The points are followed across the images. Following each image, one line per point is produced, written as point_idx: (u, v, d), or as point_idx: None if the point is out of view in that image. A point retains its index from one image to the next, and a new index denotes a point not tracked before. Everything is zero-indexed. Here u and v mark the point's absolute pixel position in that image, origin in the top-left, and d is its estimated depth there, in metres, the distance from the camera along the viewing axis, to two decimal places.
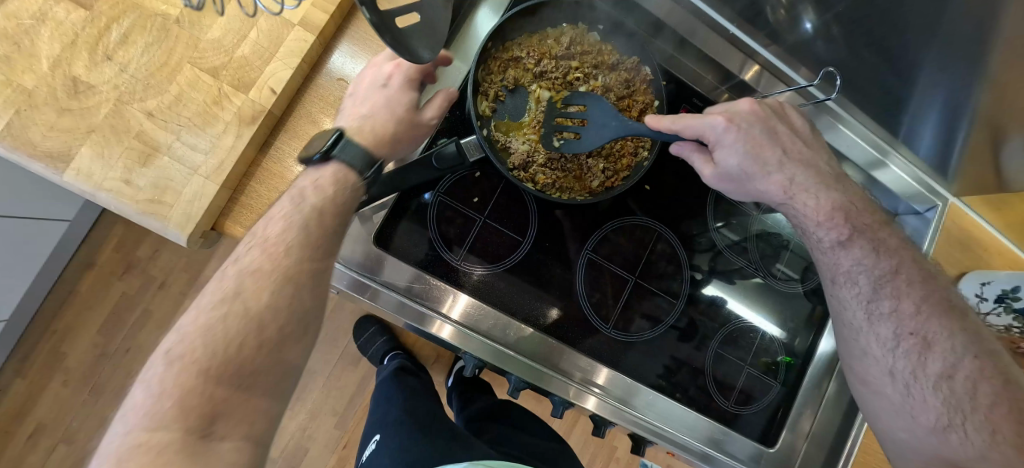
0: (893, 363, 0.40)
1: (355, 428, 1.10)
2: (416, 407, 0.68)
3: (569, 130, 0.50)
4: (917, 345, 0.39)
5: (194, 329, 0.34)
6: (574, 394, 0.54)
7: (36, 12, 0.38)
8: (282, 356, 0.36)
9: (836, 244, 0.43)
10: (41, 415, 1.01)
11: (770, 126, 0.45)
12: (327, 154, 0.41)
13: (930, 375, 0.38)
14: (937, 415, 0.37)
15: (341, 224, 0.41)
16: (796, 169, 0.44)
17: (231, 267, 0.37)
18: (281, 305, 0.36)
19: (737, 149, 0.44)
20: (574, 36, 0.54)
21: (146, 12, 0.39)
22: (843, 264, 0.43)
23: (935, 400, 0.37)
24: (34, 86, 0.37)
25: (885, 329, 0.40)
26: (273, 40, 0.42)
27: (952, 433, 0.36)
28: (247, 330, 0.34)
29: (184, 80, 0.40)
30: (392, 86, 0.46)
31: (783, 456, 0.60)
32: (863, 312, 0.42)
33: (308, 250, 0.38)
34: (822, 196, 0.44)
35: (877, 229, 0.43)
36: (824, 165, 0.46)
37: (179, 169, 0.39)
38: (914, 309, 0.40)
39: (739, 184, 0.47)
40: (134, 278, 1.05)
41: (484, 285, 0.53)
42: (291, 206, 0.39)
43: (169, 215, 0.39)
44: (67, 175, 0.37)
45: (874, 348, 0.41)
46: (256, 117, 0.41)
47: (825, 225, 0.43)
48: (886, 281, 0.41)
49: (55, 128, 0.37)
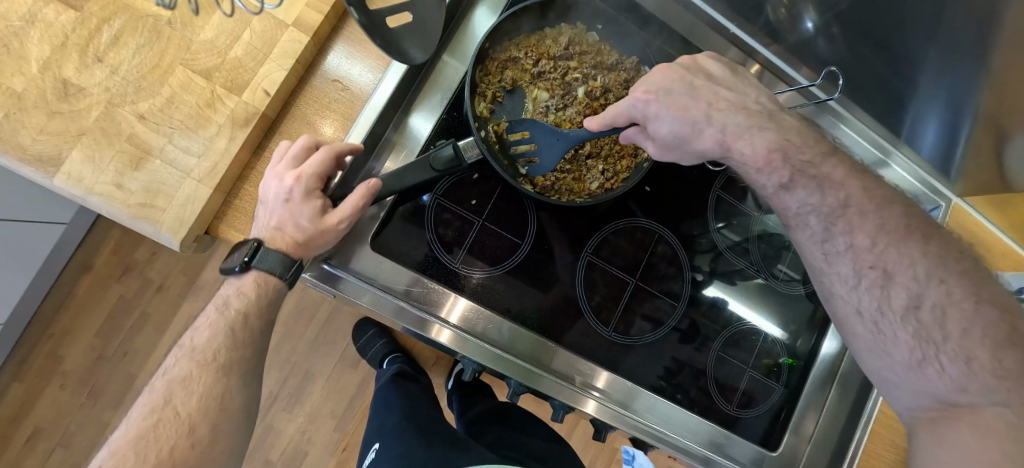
0: (859, 301, 0.36)
1: (354, 430, 1.09)
2: (415, 412, 0.67)
3: (525, 158, 0.50)
4: (877, 279, 0.34)
5: (124, 442, 0.37)
6: (573, 398, 0.52)
7: (25, 14, 0.37)
8: (214, 449, 0.40)
9: (779, 189, 0.39)
10: (39, 418, 1.01)
11: (688, 80, 0.41)
12: (247, 265, 0.41)
13: (895, 309, 0.33)
14: (909, 349, 0.33)
15: (268, 321, 0.44)
16: (726, 116, 0.40)
17: (161, 380, 0.41)
18: (210, 406, 0.40)
19: (665, 115, 0.41)
20: (573, 35, 0.53)
21: (138, 13, 0.39)
22: (792, 206, 0.39)
23: (905, 332, 0.33)
24: (23, 88, 0.36)
25: (845, 268, 0.36)
26: (267, 41, 0.41)
27: (929, 366, 0.32)
28: (178, 436, 0.38)
29: (176, 82, 0.39)
30: (299, 197, 0.40)
31: (786, 460, 0.60)
32: (821, 253, 0.38)
33: (237, 348, 0.42)
34: (758, 140, 0.39)
35: (820, 162, 0.38)
36: (757, 103, 0.41)
37: (172, 173, 0.39)
38: (869, 243, 0.35)
39: (681, 148, 0.44)
40: (131, 280, 1.04)
41: (482, 288, 0.52)
42: (217, 314, 0.43)
43: (161, 219, 0.38)
44: (57, 179, 0.37)
45: (841, 288, 0.37)
46: (250, 119, 0.40)
47: (766, 170, 0.39)
48: (837, 216, 0.37)
49: (45, 131, 0.37)
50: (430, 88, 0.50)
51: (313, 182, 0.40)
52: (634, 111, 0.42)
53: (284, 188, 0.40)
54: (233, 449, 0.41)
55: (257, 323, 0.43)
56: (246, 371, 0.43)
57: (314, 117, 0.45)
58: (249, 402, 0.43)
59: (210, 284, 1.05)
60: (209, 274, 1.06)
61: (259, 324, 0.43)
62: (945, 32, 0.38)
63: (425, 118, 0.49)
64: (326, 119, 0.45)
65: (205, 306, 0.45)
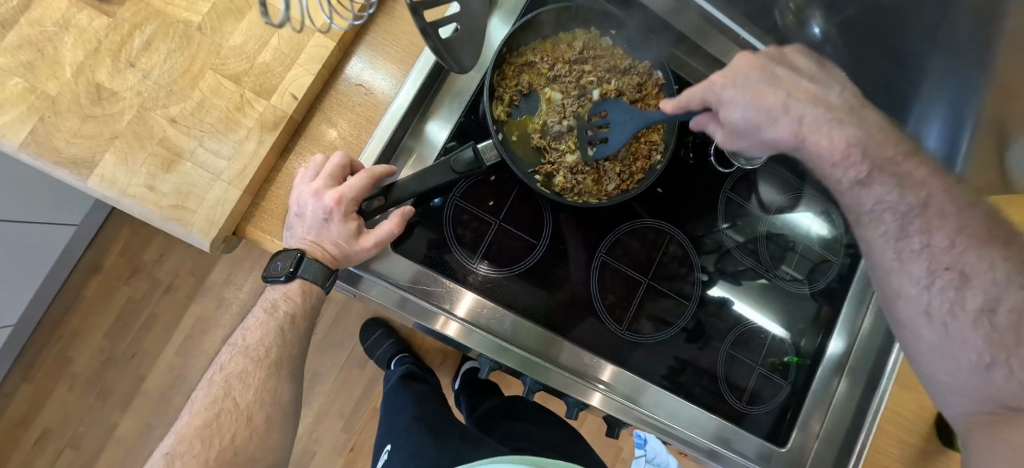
0: (929, 300, 0.32)
1: (362, 430, 1.10)
2: (427, 410, 0.68)
3: (597, 138, 0.50)
4: (953, 280, 0.31)
5: (189, 430, 0.40)
6: (583, 392, 0.54)
7: (60, 19, 0.39)
8: (269, 437, 0.43)
9: (857, 183, 0.35)
10: (48, 420, 1.01)
11: (770, 69, 0.39)
12: (292, 274, 0.42)
13: (970, 310, 0.30)
14: (979, 354, 0.29)
15: (314, 322, 0.46)
16: (806, 107, 0.37)
17: (218, 374, 0.43)
18: (266, 398, 0.43)
19: (739, 100, 0.39)
20: (587, 41, 0.55)
21: (169, 19, 0.41)
22: (866, 202, 0.35)
23: (979, 338, 0.30)
24: (57, 93, 0.39)
25: (916, 267, 0.32)
26: (294, 47, 0.44)
27: (999, 374, 0.29)
28: (239, 425, 0.41)
29: (206, 86, 0.42)
30: (338, 218, 0.41)
31: (794, 456, 0.61)
32: (891, 251, 0.34)
33: (288, 345, 0.44)
34: (836, 132, 0.36)
35: (902, 159, 0.34)
36: (838, 97, 0.38)
37: (202, 175, 0.41)
38: (947, 242, 0.31)
39: (752, 139, 0.42)
40: (140, 282, 1.05)
41: (496, 287, 0.53)
42: (267, 315, 0.45)
43: (192, 220, 0.40)
44: (91, 181, 0.39)
45: (908, 287, 0.33)
46: (278, 123, 0.43)
47: (841, 164, 0.36)
48: (913, 215, 0.33)
49: (79, 134, 0.39)
50: (447, 92, 0.50)
51: (352, 203, 0.42)
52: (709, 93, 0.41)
53: (323, 207, 0.41)
54: (285, 438, 0.44)
55: (302, 326, 0.45)
56: (294, 368, 0.45)
57: (338, 119, 0.47)
58: (296, 394, 0.46)
59: (217, 285, 1.06)
60: (216, 275, 1.06)
61: (304, 326, 0.45)
62: None
63: (442, 125, 0.50)
64: (350, 122, 0.47)
65: (254, 305, 0.46)
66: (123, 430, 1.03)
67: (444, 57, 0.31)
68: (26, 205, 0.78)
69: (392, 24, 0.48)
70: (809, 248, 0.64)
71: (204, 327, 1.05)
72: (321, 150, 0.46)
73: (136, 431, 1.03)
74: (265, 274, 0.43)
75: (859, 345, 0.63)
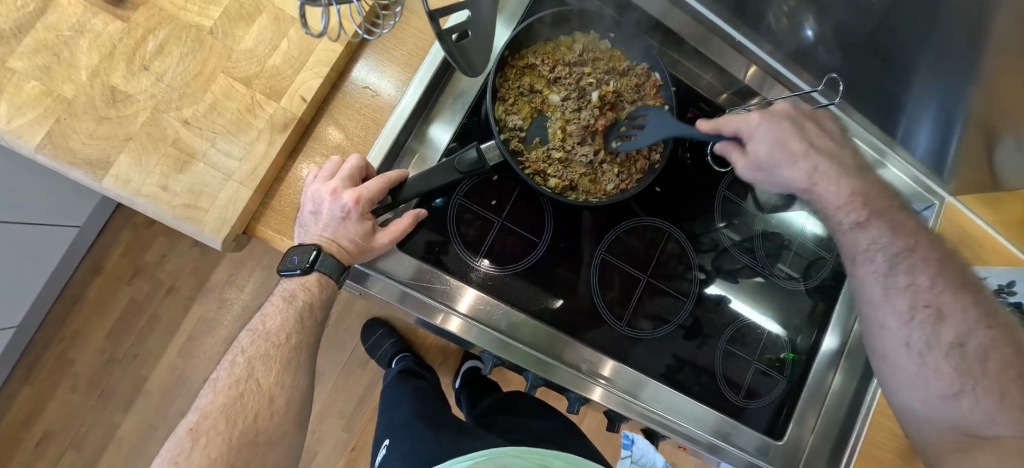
0: (910, 334, 0.39)
1: (363, 430, 1.10)
2: (428, 404, 0.69)
3: (627, 134, 0.51)
4: (931, 318, 0.39)
5: (214, 407, 0.41)
6: (584, 388, 0.54)
7: (75, 24, 0.40)
8: (286, 418, 0.44)
9: (853, 226, 0.44)
10: (50, 420, 1.02)
11: (800, 123, 0.47)
12: (308, 268, 0.43)
13: (944, 343, 0.38)
14: (949, 383, 0.37)
15: (324, 315, 0.47)
16: (820, 159, 0.45)
17: (240, 355, 0.44)
18: (287, 382, 0.44)
19: (767, 137, 0.45)
20: (586, 43, 0.56)
21: (182, 23, 0.42)
22: (862, 242, 0.44)
23: (948, 368, 0.37)
24: (73, 95, 0.40)
25: (900, 303, 0.40)
26: (303, 50, 0.45)
27: (964, 400, 0.36)
28: (261, 406, 0.42)
29: (218, 88, 0.43)
30: (355, 217, 0.43)
31: (790, 450, 0.63)
32: (879, 287, 0.42)
33: (305, 331, 0.45)
34: (844, 183, 0.44)
35: (894, 212, 0.44)
36: (850, 158, 0.47)
37: (214, 175, 0.42)
38: (928, 284, 0.40)
39: (767, 174, 0.47)
40: (142, 282, 1.05)
41: (498, 284, 0.54)
42: (285, 303, 0.45)
43: (205, 219, 0.41)
44: (106, 181, 0.40)
45: (889, 321, 0.41)
46: (288, 124, 0.44)
47: (845, 209, 0.44)
48: (902, 257, 0.41)
49: (94, 135, 0.40)
50: (451, 94, 0.52)
51: (369, 204, 0.43)
52: (740, 126, 0.46)
53: (340, 205, 0.42)
54: (301, 421, 0.45)
55: (320, 316, 0.46)
56: (312, 353, 0.46)
57: (345, 121, 0.48)
58: (313, 378, 0.47)
59: (220, 286, 1.06)
60: (219, 276, 1.07)
61: (320, 315, 0.46)
62: (940, 40, 0.41)
63: (446, 127, 0.51)
64: (356, 123, 0.48)
65: (272, 292, 0.47)
66: (125, 431, 1.03)
67: (461, 63, 0.32)
68: (33, 205, 0.79)
69: (397, 28, 0.49)
70: (803, 246, 0.65)
71: (207, 328, 1.06)
72: (328, 151, 0.47)
73: (137, 431, 1.04)
74: (279, 265, 0.44)
75: (853, 341, 0.65)
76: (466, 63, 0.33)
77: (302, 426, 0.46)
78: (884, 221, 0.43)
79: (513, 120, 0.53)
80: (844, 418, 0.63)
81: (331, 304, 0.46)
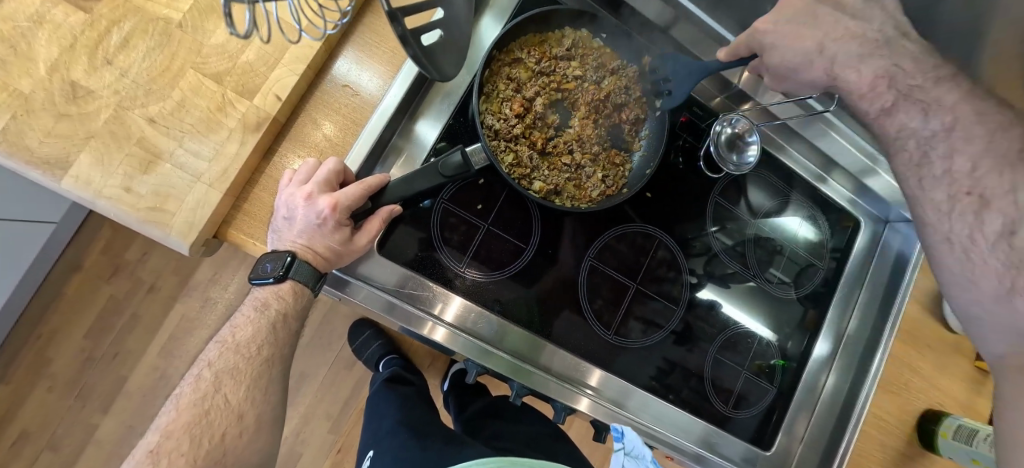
0: (951, 228, 0.35)
1: (349, 432, 1.09)
2: (411, 415, 0.66)
3: (663, 90, 0.52)
4: (974, 205, 0.34)
5: (176, 427, 0.39)
6: (570, 397, 0.53)
7: (33, 14, 0.38)
8: (257, 433, 0.42)
9: (882, 113, 0.39)
10: (26, 422, 0.99)
11: (814, 13, 0.40)
12: (282, 276, 0.41)
13: (989, 234, 0.32)
14: (999, 278, 0.32)
15: (301, 326, 0.45)
16: (845, 45, 0.39)
17: (207, 369, 0.42)
18: (257, 397, 0.42)
19: (780, 42, 0.40)
20: (576, 38, 0.54)
21: (148, 16, 0.40)
22: (893, 129, 0.39)
23: (998, 261, 0.32)
24: (31, 90, 0.38)
25: (939, 193, 0.36)
26: (278, 46, 0.43)
27: (1017, 297, 0.31)
28: (229, 424, 0.40)
29: (186, 85, 0.41)
30: (332, 223, 0.41)
31: (777, 459, 0.62)
32: (916, 178, 0.38)
33: (279, 343, 0.43)
34: (867, 67, 0.38)
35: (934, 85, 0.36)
36: (908, 55, 0.38)
37: (182, 177, 0.40)
38: (969, 167, 0.34)
39: (791, 77, 0.43)
40: (122, 280, 1.03)
41: (484, 291, 0.53)
42: (257, 313, 0.43)
43: (171, 223, 0.39)
44: (65, 181, 0.38)
45: (933, 216, 0.37)
46: (260, 124, 0.42)
47: (868, 96, 0.39)
48: (938, 140, 0.36)
49: (53, 133, 0.38)
50: (436, 93, 0.50)
51: (346, 211, 0.41)
52: (756, 40, 0.42)
53: (316, 211, 0.40)
54: (274, 438, 0.44)
55: (295, 325, 0.44)
56: (284, 367, 0.45)
57: (324, 119, 0.46)
58: (284, 391, 0.45)
59: (203, 285, 1.04)
60: (202, 275, 1.04)
61: (295, 325, 0.44)
62: None
63: (431, 125, 0.49)
64: (335, 123, 0.46)
65: (243, 302, 0.45)
66: (104, 432, 1.01)
67: (428, 67, 0.30)
68: (16, 201, 0.79)
69: (379, 25, 0.48)
70: (794, 253, 0.65)
71: (189, 327, 1.04)
72: (307, 151, 0.46)
73: (117, 433, 1.01)
74: (254, 273, 0.42)
75: (847, 342, 0.65)
76: (435, 70, 0.31)
77: (275, 442, 0.44)
78: (916, 102, 0.37)
79: (494, 120, 0.51)
80: (834, 430, 0.63)
81: (307, 315, 0.45)
